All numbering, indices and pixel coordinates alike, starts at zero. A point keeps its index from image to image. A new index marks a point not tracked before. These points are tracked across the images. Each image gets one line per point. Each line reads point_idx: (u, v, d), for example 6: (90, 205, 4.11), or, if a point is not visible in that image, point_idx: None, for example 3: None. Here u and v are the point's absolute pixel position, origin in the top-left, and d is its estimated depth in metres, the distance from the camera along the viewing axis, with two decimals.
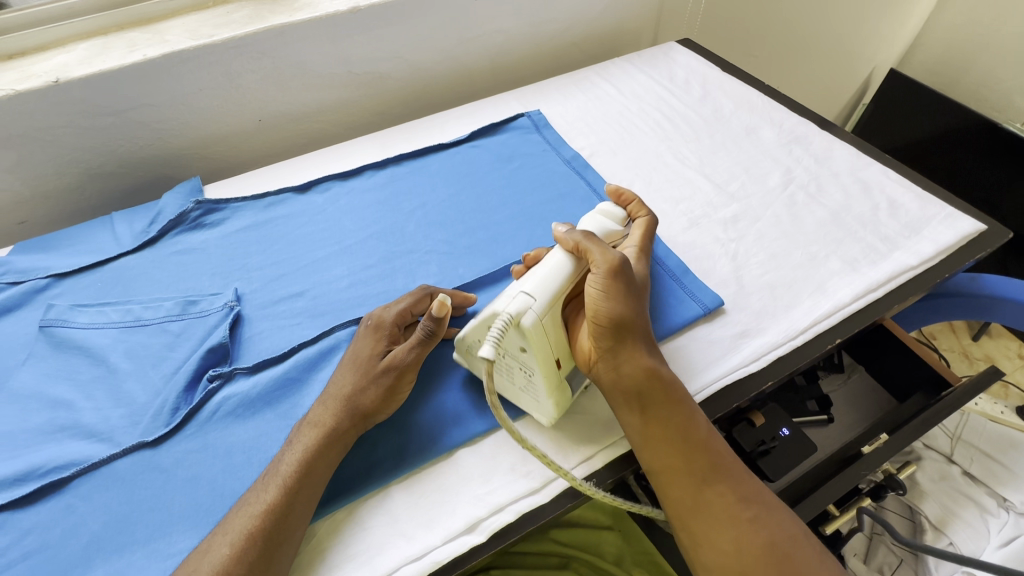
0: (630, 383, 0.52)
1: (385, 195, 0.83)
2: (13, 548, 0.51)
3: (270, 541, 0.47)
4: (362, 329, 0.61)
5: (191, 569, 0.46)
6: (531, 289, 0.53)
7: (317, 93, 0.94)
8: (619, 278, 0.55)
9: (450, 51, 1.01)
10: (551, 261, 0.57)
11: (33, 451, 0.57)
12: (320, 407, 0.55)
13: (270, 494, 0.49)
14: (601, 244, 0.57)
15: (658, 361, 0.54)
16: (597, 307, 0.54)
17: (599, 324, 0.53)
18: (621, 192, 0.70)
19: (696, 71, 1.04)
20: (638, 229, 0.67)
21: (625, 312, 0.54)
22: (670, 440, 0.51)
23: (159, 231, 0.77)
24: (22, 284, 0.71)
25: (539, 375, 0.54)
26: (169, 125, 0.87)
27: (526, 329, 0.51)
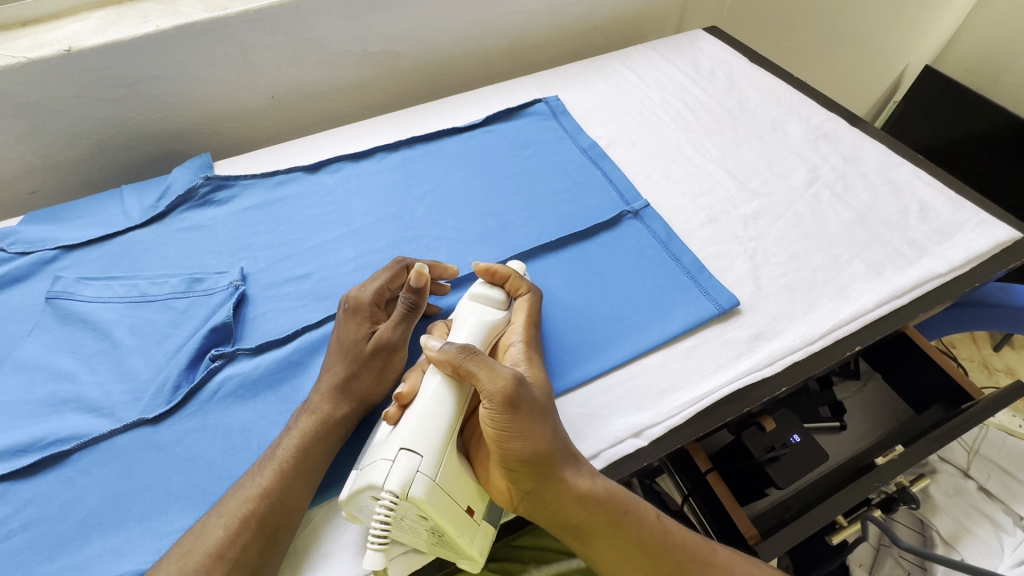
0: (568, 519, 0.48)
1: (396, 178, 0.81)
2: (11, 519, 0.51)
3: (264, 527, 0.46)
4: (340, 314, 0.58)
5: (185, 549, 0.45)
6: (412, 445, 0.45)
7: (331, 71, 0.93)
8: (520, 409, 0.46)
9: (469, 32, 0.98)
10: (431, 400, 0.48)
11: (36, 422, 0.57)
12: (316, 390, 0.54)
13: (266, 478, 0.49)
14: (483, 364, 0.48)
15: (591, 481, 0.48)
16: (503, 451, 0.46)
17: (513, 469, 0.46)
18: (494, 269, 0.59)
19: (721, 61, 1.01)
20: (523, 313, 0.58)
21: (538, 448, 0.46)
22: (623, 558, 0.49)
23: (167, 206, 0.76)
24: (30, 255, 0.71)
25: (450, 536, 0.46)
26: (181, 99, 0.85)
27: (418, 501, 0.43)
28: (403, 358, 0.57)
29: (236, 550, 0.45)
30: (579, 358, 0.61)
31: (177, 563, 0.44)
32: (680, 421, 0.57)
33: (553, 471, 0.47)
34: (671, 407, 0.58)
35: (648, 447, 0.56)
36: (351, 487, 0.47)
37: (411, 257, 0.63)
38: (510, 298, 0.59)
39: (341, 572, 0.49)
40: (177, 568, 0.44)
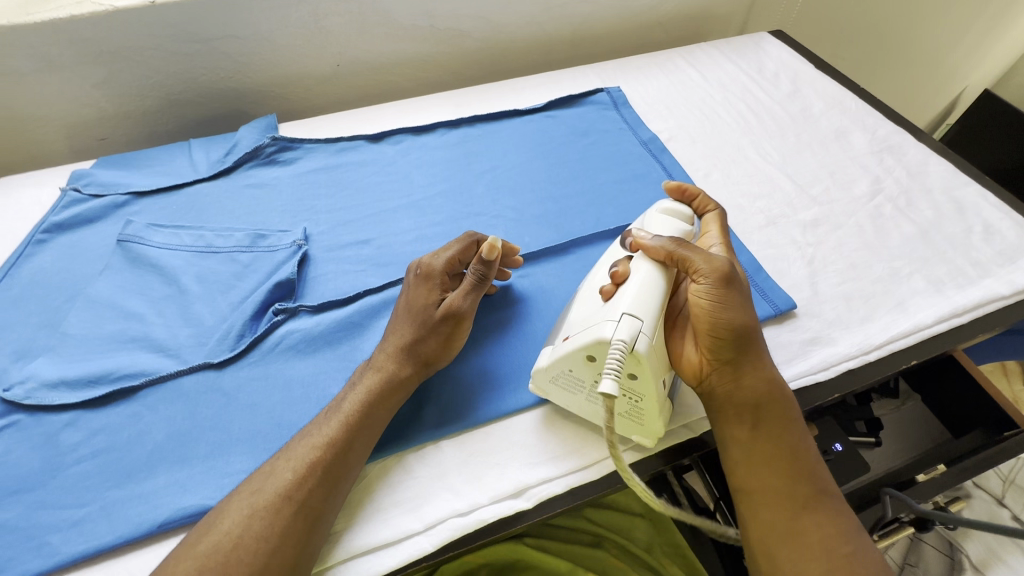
0: (749, 400, 0.49)
1: (457, 155, 0.82)
2: (83, 445, 0.53)
3: (329, 473, 0.48)
4: (411, 279, 0.59)
5: (254, 488, 0.47)
6: (637, 309, 0.48)
7: (396, 44, 0.93)
8: (731, 287, 0.50)
9: (534, 17, 0.98)
10: (644, 273, 0.51)
11: (105, 357, 0.59)
12: (382, 349, 0.56)
13: (332, 428, 0.50)
14: (698, 248, 0.52)
15: (777, 378, 0.51)
16: (715, 317, 0.49)
17: (716, 337, 0.49)
18: (685, 186, 0.63)
19: (787, 66, 1.00)
20: (712, 225, 0.61)
21: (744, 325, 0.49)
22: (779, 462, 0.48)
23: (234, 162, 0.78)
24: (103, 198, 0.73)
25: (648, 401, 0.50)
26: (251, 60, 0.87)
27: (642, 355, 0.46)
28: (468, 327, 0.58)
29: (303, 490, 0.46)
30: None
31: (248, 499, 0.46)
32: None
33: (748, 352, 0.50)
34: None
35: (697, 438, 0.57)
36: (569, 343, 0.50)
37: (479, 233, 0.64)
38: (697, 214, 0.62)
39: (395, 526, 0.50)
40: (249, 504, 0.46)
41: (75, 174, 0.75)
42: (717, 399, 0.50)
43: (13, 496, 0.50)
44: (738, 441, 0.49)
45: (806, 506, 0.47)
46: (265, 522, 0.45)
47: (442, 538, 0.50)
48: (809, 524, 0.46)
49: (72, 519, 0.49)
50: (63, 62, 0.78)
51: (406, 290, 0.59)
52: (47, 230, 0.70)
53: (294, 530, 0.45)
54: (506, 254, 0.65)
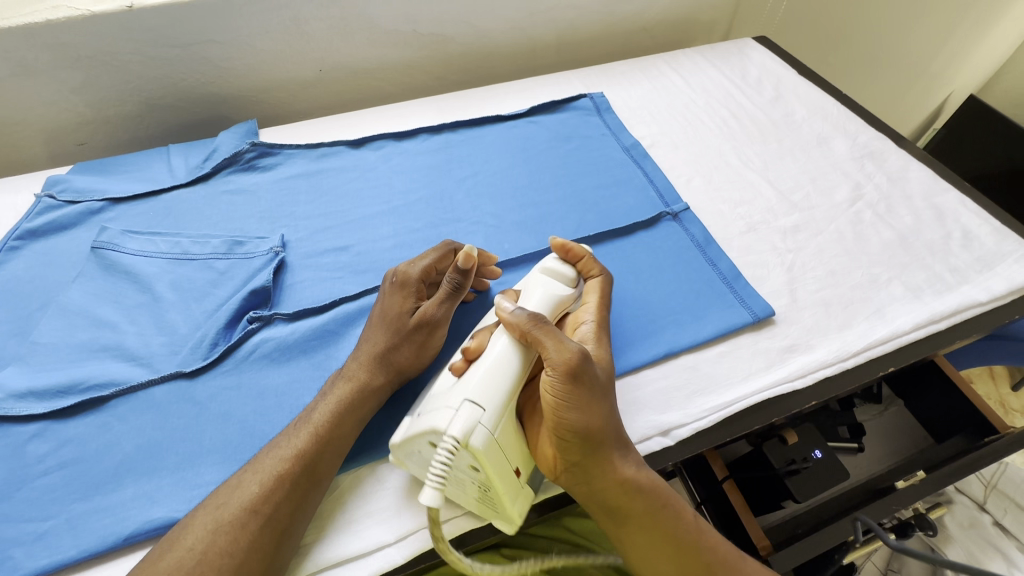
0: (608, 499, 0.49)
1: (438, 160, 0.82)
2: (50, 456, 0.53)
3: (297, 486, 0.47)
4: (386, 287, 0.59)
5: (220, 501, 0.46)
6: (477, 398, 0.46)
7: (379, 49, 0.93)
8: (579, 382, 0.47)
9: (519, 23, 0.98)
10: (496, 360, 0.49)
11: (76, 366, 0.58)
12: (355, 358, 0.55)
13: (301, 440, 0.49)
14: (552, 333, 0.49)
15: (636, 467, 0.49)
16: (559, 420, 0.47)
17: (564, 439, 0.47)
18: (568, 245, 0.61)
19: (770, 72, 1.00)
20: (592, 292, 0.59)
21: (592, 425, 0.47)
22: (654, 548, 0.50)
23: (213, 168, 0.77)
24: (79, 204, 0.72)
25: (496, 492, 0.47)
26: (232, 64, 0.86)
27: (477, 449, 0.44)
28: (440, 336, 0.57)
29: (268, 506, 0.46)
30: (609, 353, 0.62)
31: (213, 514, 0.45)
32: (708, 425, 0.57)
33: (602, 450, 0.48)
34: (699, 409, 0.58)
35: (674, 447, 0.56)
36: (410, 429, 0.48)
37: (457, 242, 0.64)
38: (580, 278, 0.60)
39: (366, 537, 0.49)
40: (214, 518, 0.45)
41: (51, 180, 0.74)
42: (582, 495, 0.50)
43: None
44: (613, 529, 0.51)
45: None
46: (232, 535, 0.44)
47: (413, 549, 0.49)
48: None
49: (37, 532, 0.48)
50: (40, 67, 0.77)
51: (382, 296, 0.59)
52: (20, 237, 0.69)
53: (259, 545, 0.44)
54: (484, 264, 0.64)
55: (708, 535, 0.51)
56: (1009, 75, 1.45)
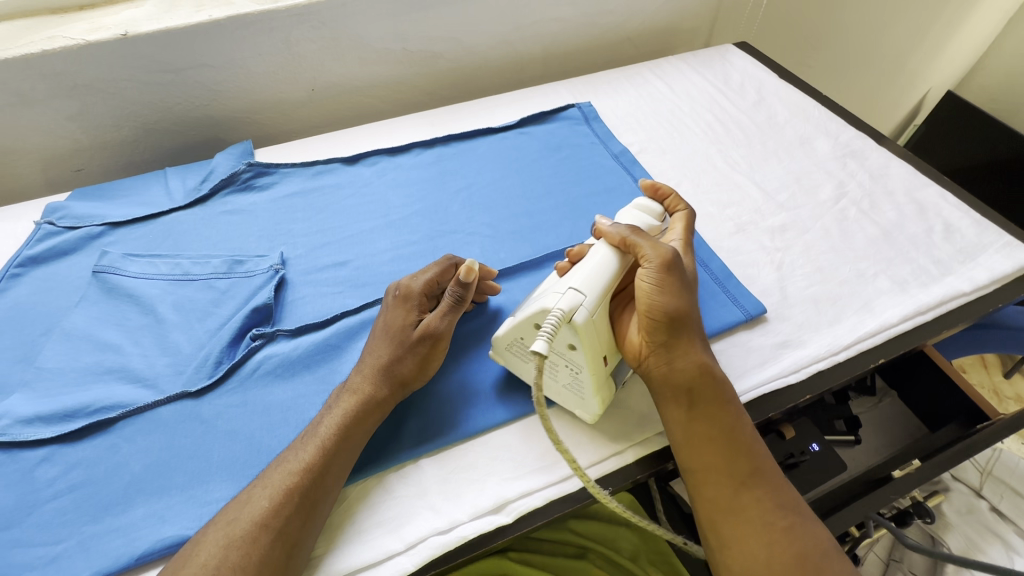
0: (680, 381, 0.52)
1: (432, 173, 0.83)
2: (59, 480, 0.53)
3: (306, 498, 0.48)
4: (389, 300, 0.60)
5: (231, 517, 0.47)
6: (580, 285, 0.51)
7: (370, 67, 0.95)
8: (672, 272, 0.53)
9: (506, 37, 1.01)
10: (598, 253, 0.54)
11: (81, 390, 0.59)
12: (360, 371, 0.56)
13: (308, 453, 0.50)
14: (650, 238, 0.55)
15: (710, 362, 0.53)
16: (649, 301, 0.52)
17: (651, 319, 0.52)
18: (663, 191, 0.66)
19: (752, 76, 1.03)
20: (678, 223, 0.63)
21: (679, 309, 0.52)
22: (713, 441, 0.50)
23: (210, 189, 0.79)
24: (78, 230, 0.73)
25: (586, 374, 0.52)
26: (225, 87, 0.88)
27: (579, 325, 0.49)
28: (443, 348, 0.58)
29: (279, 518, 0.47)
30: None
31: (224, 530, 0.46)
32: None
33: (681, 335, 0.52)
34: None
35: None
36: (520, 313, 0.54)
37: (456, 255, 0.65)
38: (667, 213, 0.65)
39: (376, 546, 0.50)
40: (224, 534, 0.46)
41: (50, 207, 0.75)
42: (655, 380, 0.53)
43: None
44: (677, 423, 0.52)
45: (739, 484, 0.49)
46: (243, 550, 0.45)
47: (423, 556, 0.50)
48: (743, 505, 0.48)
49: (49, 556, 0.49)
50: (38, 97, 0.79)
51: (385, 309, 0.60)
52: (21, 264, 0.70)
53: (269, 561, 0.45)
54: (483, 277, 0.65)
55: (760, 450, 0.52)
56: (983, 71, 1.49)
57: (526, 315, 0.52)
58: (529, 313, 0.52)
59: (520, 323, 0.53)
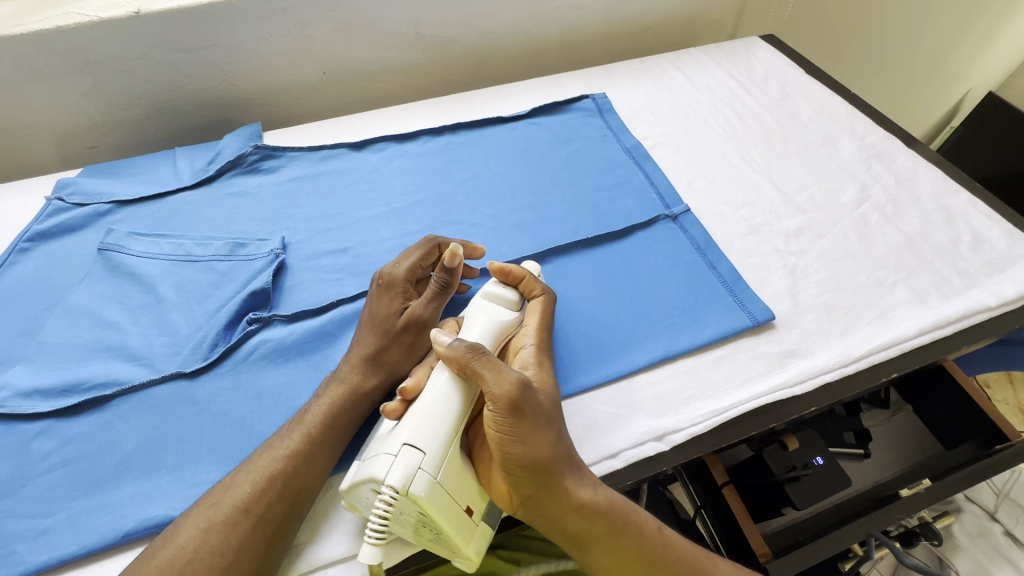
0: (568, 527, 0.48)
1: (438, 162, 0.82)
2: (54, 453, 0.54)
3: (288, 487, 0.48)
4: (374, 288, 0.59)
5: (214, 500, 0.47)
6: (416, 442, 0.44)
7: (383, 52, 0.94)
8: (518, 413, 0.45)
9: (522, 24, 0.98)
10: (436, 395, 0.47)
11: (80, 366, 0.60)
12: (347, 361, 0.56)
13: (293, 441, 0.50)
14: (491, 363, 0.46)
15: (594, 490, 0.48)
16: (504, 456, 0.45)
17: (513, 472, 0.45)
18: (523, 278, 0.57)
19: (777, 70, 0.98)
20: (534, 313, 0.56)
21: (539, 456, 0.45)
22: (625, 570, 0.49)
23: (217, 170, 0.79)
24: (87, 206, 0.74)
25: (446, 534, 0.45)
26: (237, 68, 0.88)
27: (418, 497, 0.42)
28: (429, 336, 0.57)
29: (263, 506, 0.47)
30: (608, 354, 0.61)
31: (208, 512, 0.46)
32: (703, 430, 0.56)
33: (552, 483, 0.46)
34: (695, 414, 0.57)
35: (678, 450, 0.56)
36: (352, 478, 0.46)
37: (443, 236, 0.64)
38: (522, 299, 0.57)
39: (356, 539, 0.50)
40: (207, 517, 0.46)
41: (62, 183, 0.76)
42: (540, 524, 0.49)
43: None
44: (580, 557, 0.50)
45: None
46: (223, 535, 0.45)
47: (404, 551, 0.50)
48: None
49: (39, 528, 0.50)
50: (53, 73, 0.80)
51: (370, 297, 0.59)
52: (31, 239, 0.71)
53: (252, 545, 0.45)
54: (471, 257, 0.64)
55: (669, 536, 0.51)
56: None
57: (353, 484, 0.45)
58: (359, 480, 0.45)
59: (350, 490, 0.46)
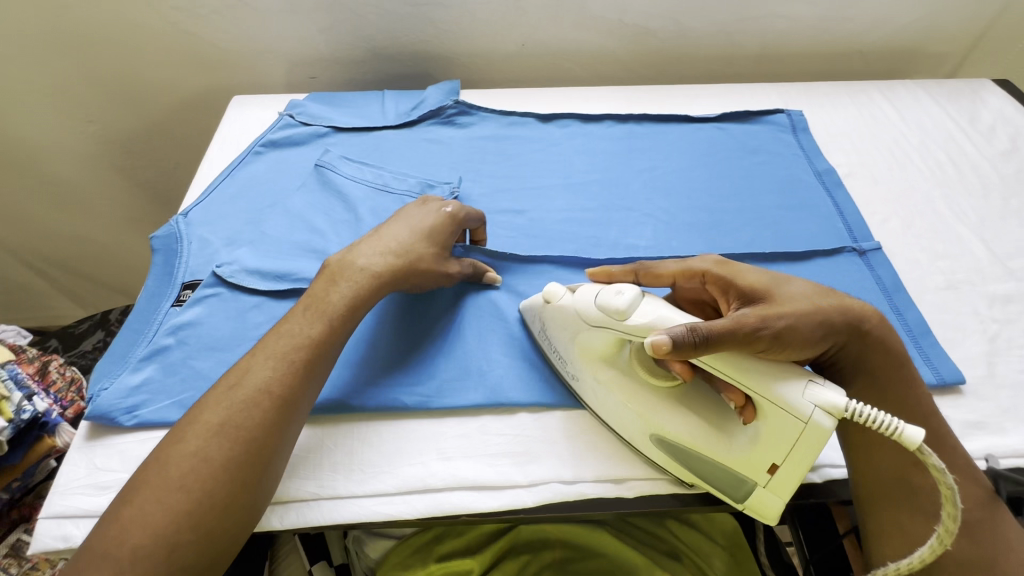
0: (856, 366, 0.54)
1: (619, 148, 0.83)
2: (265, 326, 0.64)
3: (310, 365, 0.53)
4: (440, 214, 0.65)
5: (231, 384, 0.50)
6: (797, 375, 0.46)
7: (582, 33, 0.96)
8: (769, 318, 0.49)
9: (725, 27, 0.96)
10: (756, 371, 0.46)
11: (290, 259, 0.69)
12: (378, 255, 0.60)
13: (313, 330, 0.54)
14: (723, 321, 0.47)
15: (880, 337, 0.54)
16: (795, 339, 0.50)
17: (815, 336, 0.51)
18: (612, 273, 0.61)
19: (1007, 120, 0.88)
20: (665, 271, 0.59)
21: (817, 312, 0.51)
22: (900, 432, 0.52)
23: (419, 116, 0.86)
24: (310, 127, 0.85)
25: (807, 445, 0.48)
26: (450, 28, 0.95)
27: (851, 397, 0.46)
28: (439, 265, 0.63)
29: (283, 386, 0.51)
30: None
31: (227, 394, 0.50)
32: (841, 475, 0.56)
33: (836, 330, 0.52)
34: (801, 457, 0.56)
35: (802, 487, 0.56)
36: (799, 430, 0.46)
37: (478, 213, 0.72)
38: (639, 278, 0.60)
39: (503, 473, 0.55)
40: (229, 398, 0.49)
41: (293, 104, 0.88)
42: (820, 366, 0.55)
43: (210, 353, 0.62)
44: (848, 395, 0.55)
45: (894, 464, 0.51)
46: (248, 412, 0.49)
47: (541, 497, 0.54)
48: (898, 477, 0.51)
49: None
50: (304, 6, 0.91)
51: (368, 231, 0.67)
52: (264, 144, 0.82)
53: (272, 421, 0.50)
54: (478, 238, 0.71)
55: (940, 426, 0.53)
56: None
57: (818, 449, 0.47)
58: (805, 447, 0.47)
59: (810, 456, 0.47)
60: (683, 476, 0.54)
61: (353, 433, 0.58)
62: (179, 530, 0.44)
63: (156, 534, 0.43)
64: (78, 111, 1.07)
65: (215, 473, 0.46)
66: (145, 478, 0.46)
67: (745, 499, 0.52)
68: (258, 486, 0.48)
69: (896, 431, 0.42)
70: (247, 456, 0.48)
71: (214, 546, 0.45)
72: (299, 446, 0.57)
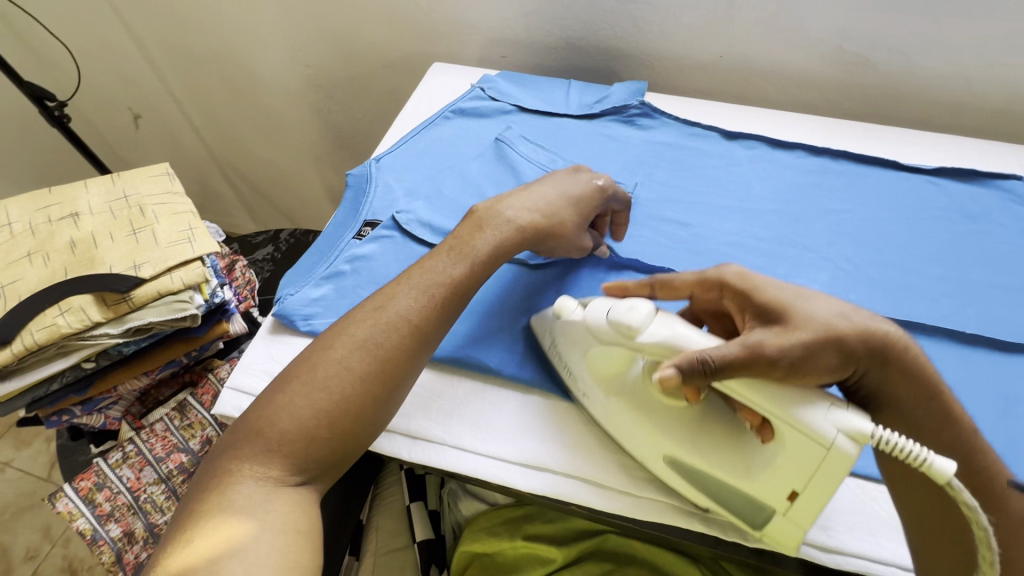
0: (888, 399, 0.49)
1: (807, 181, 0.77)
2: None
3: (449, 305, 0.57)
4: (593, 187, 0.66)
5: (377, 305, 0.55)
6: (815, 397, 0.43)
7: (790, 53, 0.90)
8: (784, 346, 0.45)
9: (966, 71, 0.84)
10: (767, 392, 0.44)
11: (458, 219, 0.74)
12: (524, 211, 0.62)
13: (455, 270, 0.58)
14: (730, 349, 0.45)
15: (917, 368, 0.47)
16: (815, 363, 0.45)
17: (832, 361, 0.46)
18: (626, 288, 0.59)
19: None
20: (684, 285, 0.56)
21: (839, 334, 0.46)
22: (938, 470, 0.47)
23: (601, 110, 0.87)
24: (497, 103, 0.89)
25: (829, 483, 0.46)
26: (650, 29, 0.94)
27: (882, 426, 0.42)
28: (578, 237, 0.64)
29: (420, 316, 0.55)
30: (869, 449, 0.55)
31: (374, 314, 0.54)
32: None
33: (858, 357, 0.47)
34: (897, 554, 0.50)
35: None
36: (818, 463, 0.43)
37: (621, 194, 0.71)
38: (654, 293, 0.58)
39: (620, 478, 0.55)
40: (374, 317, 0.54)
41: (486, 78, 0.93)
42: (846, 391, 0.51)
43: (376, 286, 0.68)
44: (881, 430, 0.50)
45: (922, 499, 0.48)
46: (389, 332, 0.53)
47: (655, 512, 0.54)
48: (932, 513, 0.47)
49: None
50: None
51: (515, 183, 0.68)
52: (454, 111, 0.88)
53: (408, 346, 0.54)
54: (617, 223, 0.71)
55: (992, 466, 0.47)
56: None
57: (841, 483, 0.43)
58: (827, 476, 0.43)
59: (832, 488, 0.44)
60: (700, 501, 0.53)
61: (484, 395, 0.61)
62: (319, 426, 0.49)
63: (301, 424, 0.49)
64: (302, 56, 1.21)
65: (354, 380, 0.51)
66: (299, 372, 0.51)
67: (764, 527, 0.50)
68: (386, 401, 0.53)
69: (924, 462, 0.39)
70: (382, 374, 0.52)
71: (343, 445, 0.50)
72: (433, 389, 0.61)
